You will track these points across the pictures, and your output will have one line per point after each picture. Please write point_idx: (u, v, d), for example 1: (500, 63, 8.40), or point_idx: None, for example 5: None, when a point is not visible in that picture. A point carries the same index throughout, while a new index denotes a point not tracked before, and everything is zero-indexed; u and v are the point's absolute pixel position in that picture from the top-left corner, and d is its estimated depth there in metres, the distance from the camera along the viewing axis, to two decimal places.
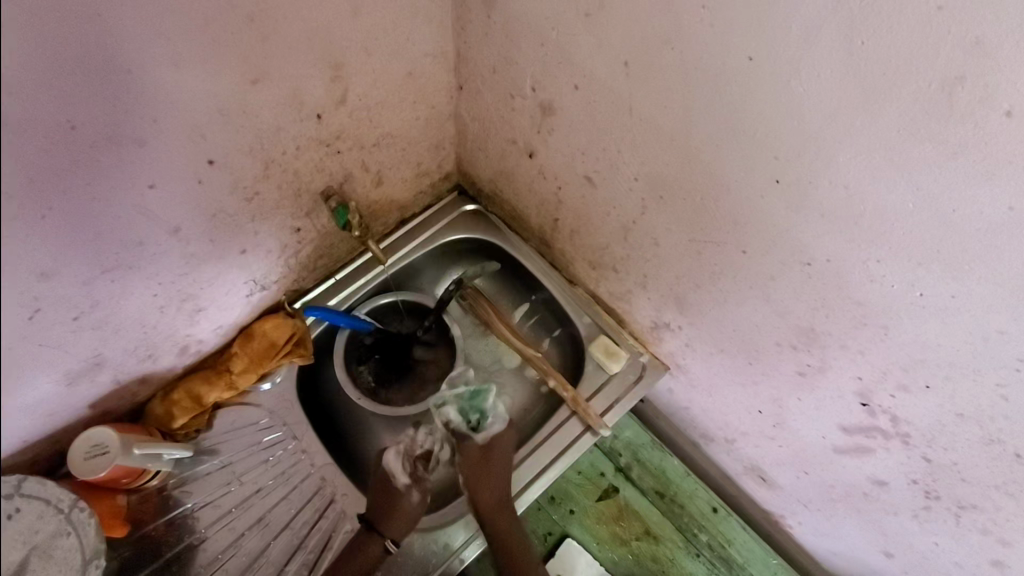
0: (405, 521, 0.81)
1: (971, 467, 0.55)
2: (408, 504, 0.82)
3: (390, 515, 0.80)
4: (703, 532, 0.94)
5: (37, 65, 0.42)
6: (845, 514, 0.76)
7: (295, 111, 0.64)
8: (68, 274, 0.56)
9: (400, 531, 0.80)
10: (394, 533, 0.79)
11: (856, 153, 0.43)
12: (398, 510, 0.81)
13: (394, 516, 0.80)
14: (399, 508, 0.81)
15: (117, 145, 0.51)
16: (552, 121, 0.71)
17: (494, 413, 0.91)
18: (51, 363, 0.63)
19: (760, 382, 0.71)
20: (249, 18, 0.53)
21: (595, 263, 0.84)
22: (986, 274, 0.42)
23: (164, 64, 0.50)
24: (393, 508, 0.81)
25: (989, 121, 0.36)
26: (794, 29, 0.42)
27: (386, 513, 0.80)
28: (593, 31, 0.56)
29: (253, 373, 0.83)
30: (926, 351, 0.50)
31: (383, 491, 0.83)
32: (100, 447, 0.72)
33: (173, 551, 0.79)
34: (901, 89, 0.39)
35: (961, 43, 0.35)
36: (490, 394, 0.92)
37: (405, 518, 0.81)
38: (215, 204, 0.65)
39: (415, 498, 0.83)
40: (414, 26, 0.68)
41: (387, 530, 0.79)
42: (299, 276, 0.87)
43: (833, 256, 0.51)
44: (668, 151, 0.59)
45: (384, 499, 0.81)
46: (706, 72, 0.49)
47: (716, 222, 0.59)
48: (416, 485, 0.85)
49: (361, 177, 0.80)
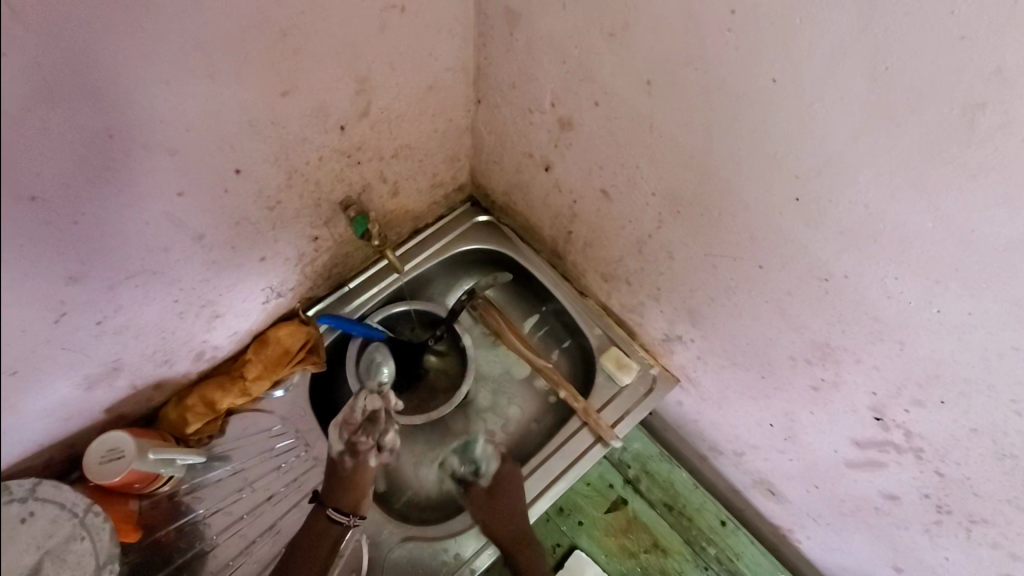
0: (348, 492, 0.79)
1: (984, 482, 0.55)
2: (346, 471, 0.80)
3: (332, 484, 0.79)
4: (711, 546, 0.95)
5: (75, 75, 0.44)
6: (855, 529, 0.76)
7: (320, 122, 0.65)
8: (94, 279, 0.57)
9: (346, 503, 0.79)
10: (337, 504, 0.78)
11: (876, 174, 0.45)
12: (342, 481, 0.80)
13: (340, 486, 0.79)
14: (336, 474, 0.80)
15: (150, 153, 0.52)
16: (570, 136, 0.72)
17: (487, 457, 0.92)
18: (73, 367, 0.64)
19: (772, 396, 0.72)
20: (282, 34, 0.54)
21: (608, 275, 0.85)
22: (1003, 292, 0.43)
23: (198, 77, 0.51)
24: (335, 480, 0.80)
25: (1009, 146, 0.37)
26: (817, 54, 0.43)
27: (325, 487, 0.79)
28: (616, 50, 0.57)
29: (267, 380, 0.84)
30: (940, 366, 0.51)
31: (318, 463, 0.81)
32: (115, 451, 0.72)
33: (184, 557, 0.79)
34: (923, 114, 0.40)
35: (983, 71, 0.36)
36: (478, 445, 0.94)
37: (350, 487, 0.80)
38: (239, 212, 0.66)
39: (352, 463, 0.80)
40: (437, 42, 0.69)
41: (328, 500, 0.78)
42: (314, 284, 0.88)
43: (850, 273, 0.52)
44: (687, 168, 0.60)
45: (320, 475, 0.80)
46: (729, 93, 0.50)
47: (733, 237, 0.60)
48: (351, 451, 0.81)
49: (379, 188, 0.81)
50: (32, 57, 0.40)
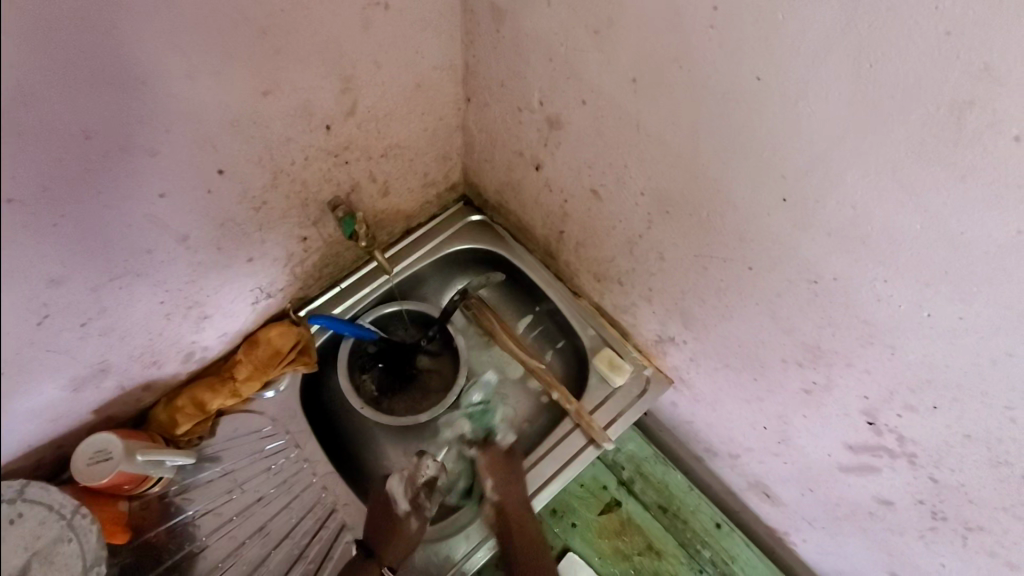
0: (403, 550, 0.79)
1: (978, 488, 0.54)
2: (406, 529, 0.81)
3: (387, 541, 0.79)
4: (706, 549, 0.94)
5: (50, 76, 0.43)
6: (851, 533, 0.75)
7: (304, 122, 0.64)
8: (75, 281, 0.57)
9: (395, 559, 0.79)
10: (391, 561, 0.78)
11: (864, 174, 0.43)
12: (396, 537, 0.80)
13: (392, 542, 0.79)
14: (398, 536, 0.80)
15: (129, 154, 0.52)
16: (559, 135, 0.71)
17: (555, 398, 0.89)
18: (58, 368, 0.64)
19: (765, 399, 0.71)
20: (261, 32, 0.53)
21: (600, 275, 0.84)
22: (994, 295, 0.42)
23: (176, 76, 0.50)
24: (391, 537, 0.80)
25: (998, 145, 0.36)
26: (803, 51, 0.42)
27: (388, 543, 0.79)
28: (601, 47, 0.56)
29: (257, 381, 0.83)
30: (932, 371, 0.50)
31: (380, 519, 0.81)
32: (103, 453, 0.72)
33: (173, 559, 0.79)
34: (910, 113, 0.39)
35: (970, 68, 0.35)
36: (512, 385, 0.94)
37: (402, 546, 0.80)
38: (223, 212, 0.65)
39: (416, 526, 0.81)
40: (424, 39, 0.68)
41: (385, 554, 0.78)
42: (305, 284, 0.87)
43: (839, 275, 0.51)
44: (675, 168, 0.59)
45: (382, 530, 0.80)
46: (714, 92, 0.49)
47: (723, 238, 0.59)
48: (418, 513, 0.82)
49: (368, 188, 0.80)
50: (14, 60, 0.40)
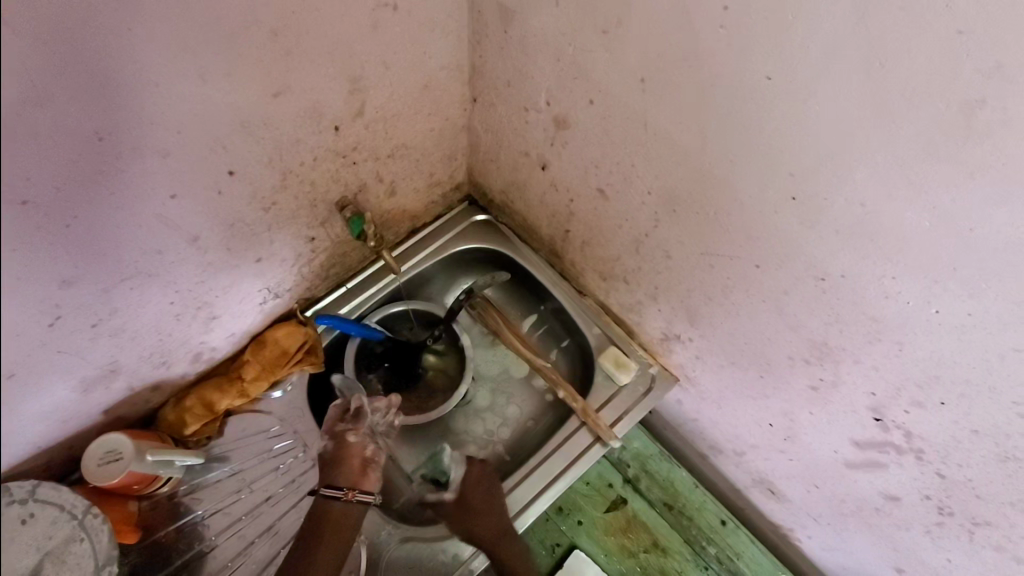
0: (334, 470, 0.81)
1: (986, 483, 0.55)
2: (332, 454, 0.82)
3: (325, 469, 0.81)
4: (711, 545, 0.94)
5: (65, 79, 0.43)
6: (856, 529, 0.76)
7: (313, 123, 0.65)
8: (88, 282, 0.57)
9: (340, 480, 0.80)
10: (329, 483, 0.80)
11: (873, 173, 0.44)
12: (329, 466, 0.81)
13: (327, 469, 0.81)
14: (326, 463, 0.82)
15: (141, 155, 0.52)
16: (566, 134, 0.71)
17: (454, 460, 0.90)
18: (70, 369, 0.64)
19: (771, 396, 0.72)
20: (272, 34, 0.53)
21: (606, 274, 0.85)
22: (1003, 291, 0.42)
23: (189, 78, 0.50)
24: (327, 466, 0.82)
25: (1009, 140, 0.37)
26: (812, 50, 0.42)
27: (323, 473, 0.81)
28: (609, 47, 0.57)
29: (265, 381, 0.83)
30: (940, 367, 0.51)
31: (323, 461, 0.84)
32: (113, 454, 0.72)
33: (183, 558, 0.80)
34: (921, 111, 0.39)
35: (981, 67, 0.35)
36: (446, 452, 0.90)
37: (339, 467, 0.81)
38: (234, 213, 0.65)
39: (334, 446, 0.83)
40: (431, 41, 0.69)
41: (321, 483, 0.80)
42: (310, 285, 0.87)
43: (847, 272, 0.51)
44: (683, 167, 0.59)
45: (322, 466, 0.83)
46: (723, 92, 0.50)
47: (731, 237, 0.60)
48: (335, 437, 0.83)
49: (375, 188, 0.81)
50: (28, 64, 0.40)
